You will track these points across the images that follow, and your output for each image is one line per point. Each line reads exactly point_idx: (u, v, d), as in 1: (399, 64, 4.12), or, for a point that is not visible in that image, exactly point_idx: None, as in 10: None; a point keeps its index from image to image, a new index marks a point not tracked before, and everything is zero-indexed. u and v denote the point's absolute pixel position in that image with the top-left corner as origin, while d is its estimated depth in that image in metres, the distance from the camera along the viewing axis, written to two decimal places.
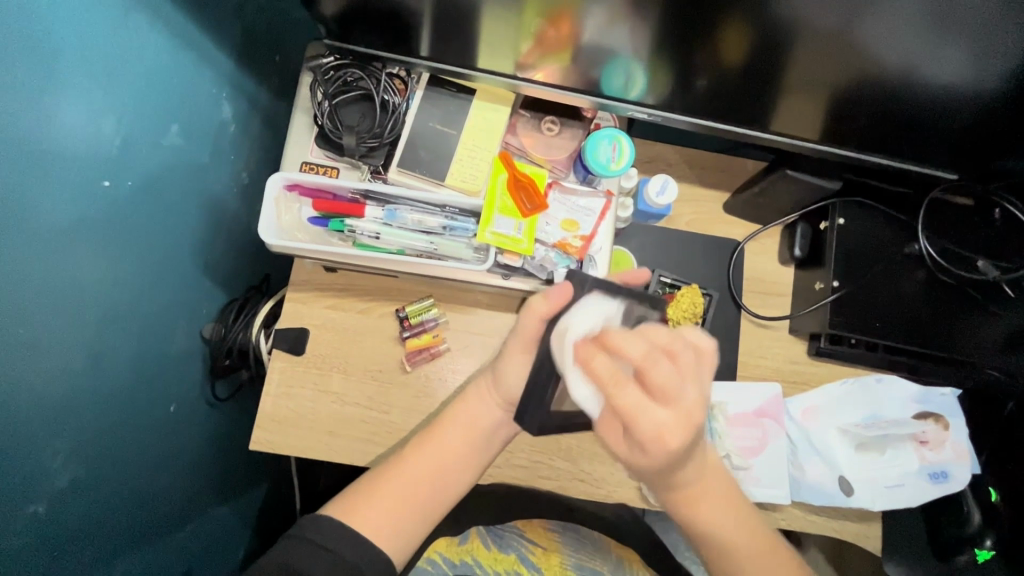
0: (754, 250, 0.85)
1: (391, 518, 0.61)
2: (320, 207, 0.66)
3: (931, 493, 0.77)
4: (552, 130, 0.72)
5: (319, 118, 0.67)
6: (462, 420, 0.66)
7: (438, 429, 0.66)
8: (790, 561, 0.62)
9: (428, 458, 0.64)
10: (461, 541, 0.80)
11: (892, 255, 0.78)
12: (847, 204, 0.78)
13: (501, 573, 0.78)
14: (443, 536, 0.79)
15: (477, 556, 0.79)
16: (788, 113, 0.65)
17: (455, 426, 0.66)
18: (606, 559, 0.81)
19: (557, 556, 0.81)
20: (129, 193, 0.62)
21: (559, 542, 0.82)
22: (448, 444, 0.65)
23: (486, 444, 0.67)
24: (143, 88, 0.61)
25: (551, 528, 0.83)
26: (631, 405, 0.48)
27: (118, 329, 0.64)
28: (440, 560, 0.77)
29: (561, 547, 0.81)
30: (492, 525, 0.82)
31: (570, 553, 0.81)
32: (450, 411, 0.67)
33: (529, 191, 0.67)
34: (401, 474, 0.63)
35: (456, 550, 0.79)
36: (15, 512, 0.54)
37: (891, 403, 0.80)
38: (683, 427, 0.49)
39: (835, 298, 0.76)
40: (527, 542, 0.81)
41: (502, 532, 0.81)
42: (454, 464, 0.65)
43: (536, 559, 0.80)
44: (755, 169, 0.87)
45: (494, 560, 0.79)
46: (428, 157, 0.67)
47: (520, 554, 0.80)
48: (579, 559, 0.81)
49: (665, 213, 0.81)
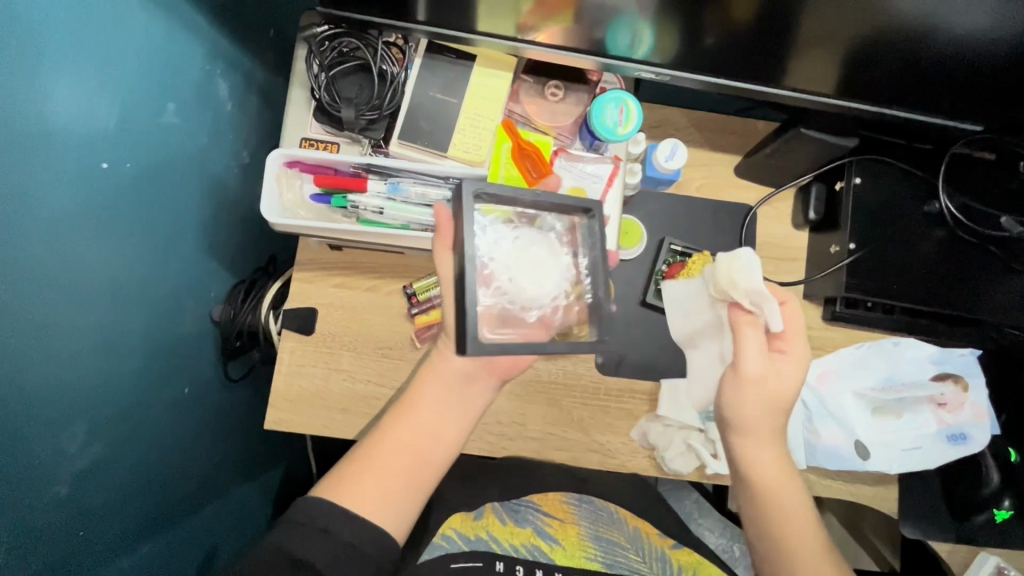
0: (767, 214, 0.83)
1: (382, 493, 0.59)
2: (321, 183, 0.65)
3: (949, 455, 0.77)
4: (556, 95, 0.69)
5: (316, 91, 0.65)
6: (434, 384, 0.63)
7: (412, 398, 0.63)
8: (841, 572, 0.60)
9: (408, 425, 0.61)
10: (476, 516, 0.78)
11: (911, 215, 0.76)
12: (863, 162, 0.76)
13: (517, 546, 0.75)
14: (458, 512, 0.77)
15: (492, 531, 0.76)
16: (803, 66, 0.61)
17: (429, 389, 0.63)
18: (624, 531, 0.80)
19: (574, 527, 0.79)
20: (128, 176, 0.62)
21: (576, 515, 0.80)
22: (422, 406, 0.62)
23: (465, 403, 0.64)
24: (135, 65, 0.60)
25: (566, 503, 0.81)
26: (795, 323, 0.61)
27: (125, 311, 0.64)
28: (454, 535, 0.74)
29: (579, 519, 0.80)
30: (508, 501, 0.80)
31: (587, 526, 0.80)
32: (420, 375, 0.64)
33: (534, 159, 0.65)
34: (382, 449, 0.60)
35: (470, 525, 0.76)
36: (39, 493, 0.55)
37: (909, 366, 0.78)
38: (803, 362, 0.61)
39: (851, 261, 0.74)
40: (543, 516, 0.79)
41: (518, 506, 0.80)
42: (429, 431, 0.62)
43: (553, 531, 0.78)
44: (767, 131, 0.84)
45: (511, 534, 0.76)
46: (430, 129, 0.66)
47: (537, 527, 0.78)
48: (596, 529, 0.80)
49: (676, 179, 0.79)
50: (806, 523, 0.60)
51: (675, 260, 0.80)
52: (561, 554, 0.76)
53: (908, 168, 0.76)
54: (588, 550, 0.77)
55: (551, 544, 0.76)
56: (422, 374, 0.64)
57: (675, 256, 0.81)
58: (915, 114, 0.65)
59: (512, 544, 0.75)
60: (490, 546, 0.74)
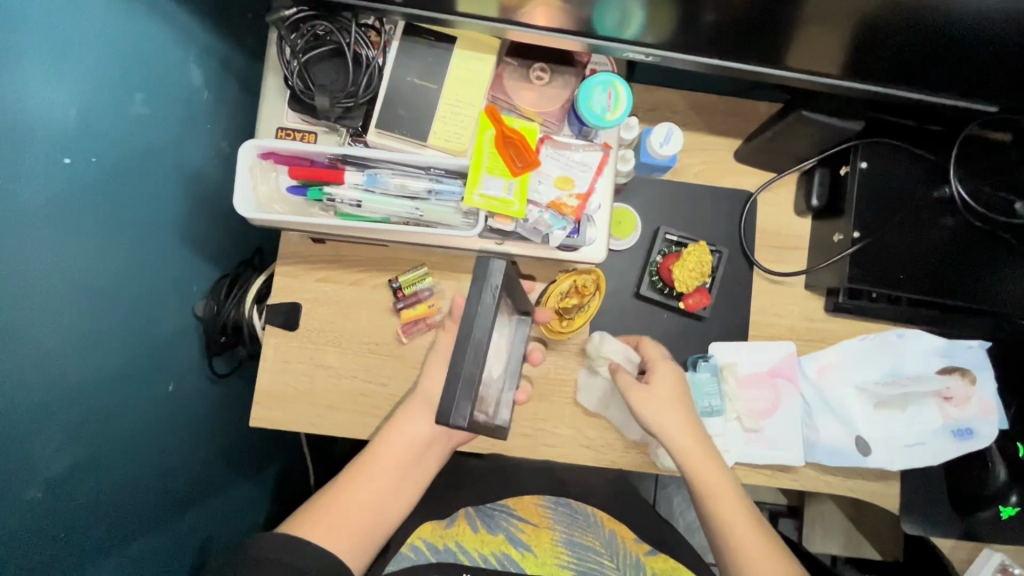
0: (768, 201, 0.80)
1: (343, 532, 0.61)
2: (297, 175, 0.62)
3: (953, 451, 0.74)
4: (543, 78, 0.65)
5: (289, 79, 0.63)
6: (391, 444, 0.66)
7: (369, 458, 0.65)
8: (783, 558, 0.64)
9: (370, 478, 0.65)
10: (447, 525, 0.77)
11: (920, 200, 0.72)
12: (870, 145, 0.71)
13: (487, 555, 0.75)
14: (428, 521, 0.76)
15: (462, 541, 0.75)
16: (806, 49, 0.57)
17: (388, 444, 0.66)
18: (599, 536, 0.78)
19: (548, 533, 0.78)
20: (95, 171, 0.60)
21: (550, 519, 0.79)
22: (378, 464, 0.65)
23: (419, 460, 0.68)
24: (95, 57, 0.57)
25: (541, 506, 0.79)
26: (654, 355, 0.70)
27: (100, 311, 0.62)
28: (423, 546, 0.74)
29: (553, 524, 0.78)
30: (481, 506, 0.79)
31: (560, 530, 0.78)
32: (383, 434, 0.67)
33: (518, 148, 0.61)
34: (349, 497, 0.63)
35: (440, 534, 0.76)
36: (14, 498, 0.54)
37: (913, 358, 0.76)
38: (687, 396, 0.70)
39: (854, 250, 0.71)
40: (516, 521, 0.78)
41: (491, 512, 0.78)
42: (386, 484, 0.65)
43: (525, 538, 0.77)
44: (769, 112, 0.80)
45: (481, 543, 0.76)
46: (409, 116, 0.62)
47: (508, 534, 0.77)
48: (570, 534, 0.78)
49: (671, 165, 0.76)
50: (746, 520, 0.65)
51: (671, 251, 0.78)
52: (531, 563, 0.76)
53: (917, 151, 0.72)
54: (560, 557, 0.76)
55: (521, 552, 0.76)
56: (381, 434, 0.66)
57: (671, 247, 0.78)
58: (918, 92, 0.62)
59: (482, 555, 0.75)
60: (459, 559, 0.74)
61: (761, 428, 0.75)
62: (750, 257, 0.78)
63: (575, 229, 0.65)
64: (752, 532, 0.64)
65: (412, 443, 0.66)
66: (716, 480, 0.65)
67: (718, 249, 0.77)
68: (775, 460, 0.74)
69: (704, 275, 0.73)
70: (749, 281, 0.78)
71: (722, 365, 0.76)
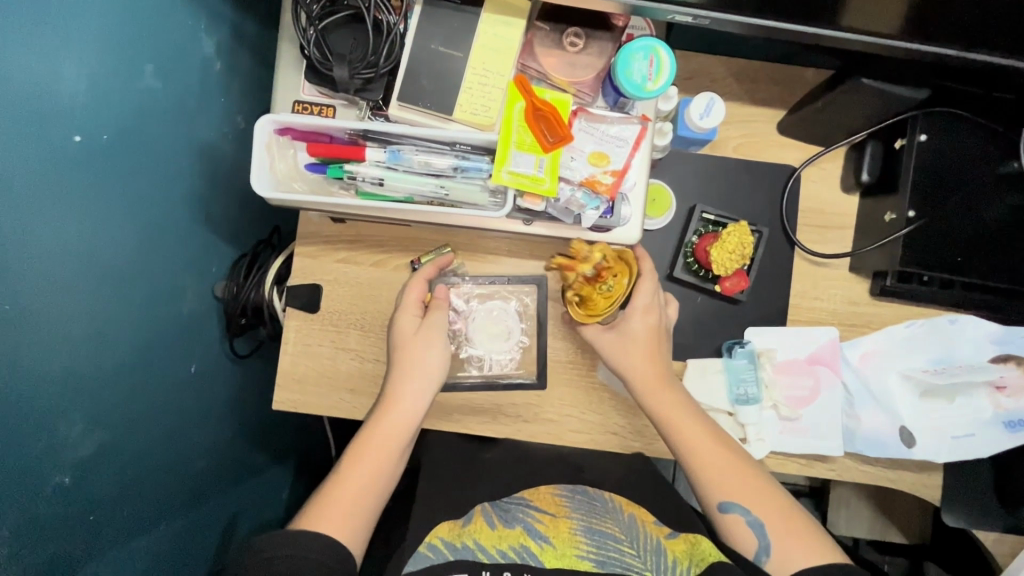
0: (812, 176, 0.74)
1: (348, 518, 0.57)
2: (315, 152, 0.59)
3: (1004, 442, 0.71)
4: (576, 45, 0.60)
5: (305, 48, 0.58)
6: (392, 421, 0.63)
7: (368, 435, 0.62)
8: (757, 482, 0.60)
9: (366, 450, 0.61)
10: (464, 523, 0.65)
11: (984, 177, 0.66)
12: (931, 116, 0.65)
13: (506, 551, 0.61)
14: (445, 522, 0.66)
15: (480, 538, 0.63)
16: (868, 4, 0.49)
17: (388, 420, 0.63)
18: (618, 521, 0.65)
19: (565, 522, 0.65)
20: (105, 150, 0.57)
21: (567, 508, 0.67)
22: (378, 441, 0.62)
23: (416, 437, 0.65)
24: (100, 27, 0.54)
25: (558, 495, 0.69)
26: (643, 302, 0.65)
27: (118, 294, 0.61)
28: (441, 545, 0.62)
29: (571, 512, 0.66)
30: (498, 501, 0.69)
31: (578, 518, 0.65)
32: (378, 413, 0.63)
33: (550, 122, 0.57)
34: (350, 480, 0.60)
35: (458, 533, 0.64)
36: (36, 484, 0.54)
37: (967, 346, 0.71)
38: (655, 331, 0.66)
39: (908, 232, 0.66)
40: (534, 513, 0.67)
41: (507, 506, 0.68)
42: (387, 463, 0.61)
43: (544, 529, 0.64)
44: (817, 80, 0.74)
45: (498, 538, 0.63)
46: (433, 88, 0.58)
47: (526, 525, 0.65)
48: (590, 522, 0.65)
49: (710, 139, 0.71)
50: (711, 445, 0.62)
51: (707, 231, 0.73)
52: (550, 556, 0.61)
53: (983, 123, 0.65)
54: (579, 547, 0.61)
55: (540, 543, 0.62)
56: (379, 412, 0.63)
57: (706, 226, 0.74)
58: (1015, 58, 0.53)
59: (499, 549, 0.61)
60: (475, 557, 0.60)
61: (799, 416, 0.72)
62: (792, 238, 0.73)
63: (609, 209, 0.61)
64: (719, 461, 0.61)
65: (414, 417, 0.64)
66: (700, 439, 0.62)
67: (759, 229, 0.73)
68: (814, 449, 0.71)
69: (742, 258, 0.69)
70: (789, 262, 0.74)
71: (760, 351, 0.73)
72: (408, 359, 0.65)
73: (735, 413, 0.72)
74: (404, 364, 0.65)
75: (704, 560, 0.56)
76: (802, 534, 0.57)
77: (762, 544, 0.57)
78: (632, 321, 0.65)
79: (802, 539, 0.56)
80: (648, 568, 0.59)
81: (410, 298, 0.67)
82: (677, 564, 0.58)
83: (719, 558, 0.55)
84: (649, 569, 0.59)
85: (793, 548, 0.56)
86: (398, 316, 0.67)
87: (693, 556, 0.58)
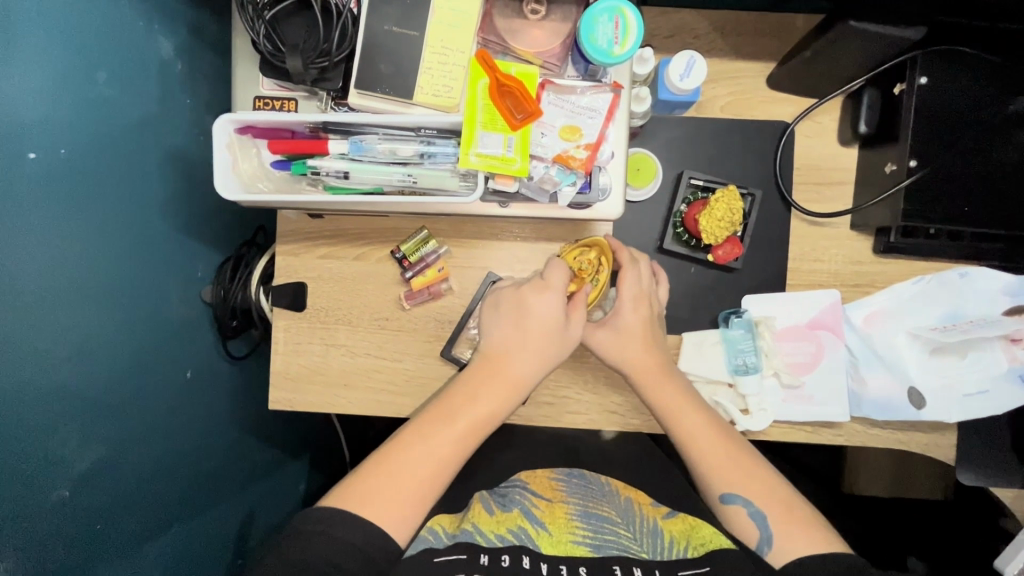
0: (806, 131, 0.70)
1: (421, 501, 0.53)
2: (279, 149, 0.57)
3: (1019, 396, 0.68)
4: (538, 12, 0.56)
5: (256, 41, 0.56)
6: (468, 404, 0.58)
7: (453, 409, 0.58)
8: (762, 474, 0.57)
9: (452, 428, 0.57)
10: (462, 514, 0.61)
11: (990, 119, 0.62)
12: (931, 57, 0.61)
13: (505, 537, 0.56)
14: (444, 514, 0.62)
15: (478, 522, 0.59)
16: None
17: (490, 388, 0.59)
18: (615, 504, 0.63)
19: (562, 508, 0.61)
20: (66, 164, 0.56)
21: (564, 493, 0.64)
22: (474, 412, 0.58)
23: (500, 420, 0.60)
24: (47, 37, 0.53)
25: (554, 480, 0.67)
26: (637, 289, 0.64)
27: (98, 305, 0.61)
28: (441, 531, 0.57)
29: (567, 498, 0.63)
30: (495, 491, 0.66)
31: (575, 503, 0.62)
32: (462, 386, 0.60)
33: (517, 97, 0.54)
34: (437, 446, 0.56)
35: (458, 521, 0.60)
36: (35, 499, 0.55)
37: (977, 298, 0.68)
38: (648, 317, 0.64)
39: (911, 182, 0.62)
40: (531, 498, 0.63)
41: (505, 493, 0.65)
42: (481, 432, 0.58)
43: (541, 514, 0.60)
44: (808, 26, 0.69)
45: (496, 523, 0.58)
46: (391, 72, 0.56)
47: (523, 509, 0.61)
48: (586, 506, 0.62)
49: (694, 100, 0.67)
50: (714, 435, 0.59)
51: (696, 197, 0.71)
52: (546, 541, 0.56)
53: (988, 58, 0.60)
54: (574, 532, 0.57)
55: (536, 527, 0.58)
56: (454, 397, 0.59)
57: (696, 193, 0.71)
58: None
59: (498, 534, 0.56)
60: (475, 538, 0.56)
61: (802, 383, 0.70)
62: (787, 198, 0.70)
63: (585, 183, 0.58)
64: (722, 451, 0.59)
65: (522, 385, 0.61)
66: (704, 434, 0.59)
67: (750, 192, 0.70)
68: (819, 416, 0.69)
69: (732, 224, 0.66)
70: (786, 223, 0.71)
71: (759, 319, 0.70)
72: (551, 343, 0.60)
73: (734, 384, 0.70)
74: (539, 351, 0.60)
75: (705, 544, 0.54)
76: (809, 527, 0.54)
77: (763, 535, 0.54)
78: (630, 316, 0.63)
79: (806, 527, 0.54)
80: (645, 549, 0.55)
81: (548, 279, 0.61)
82: (675, 544, 0.55)
83: (720, 544, 0.53)
84: (646, 549, 0.55)
85: (804, 542, 0.53)
86: (529, 296, 0.61)
87: (693, 538, 0.55)
